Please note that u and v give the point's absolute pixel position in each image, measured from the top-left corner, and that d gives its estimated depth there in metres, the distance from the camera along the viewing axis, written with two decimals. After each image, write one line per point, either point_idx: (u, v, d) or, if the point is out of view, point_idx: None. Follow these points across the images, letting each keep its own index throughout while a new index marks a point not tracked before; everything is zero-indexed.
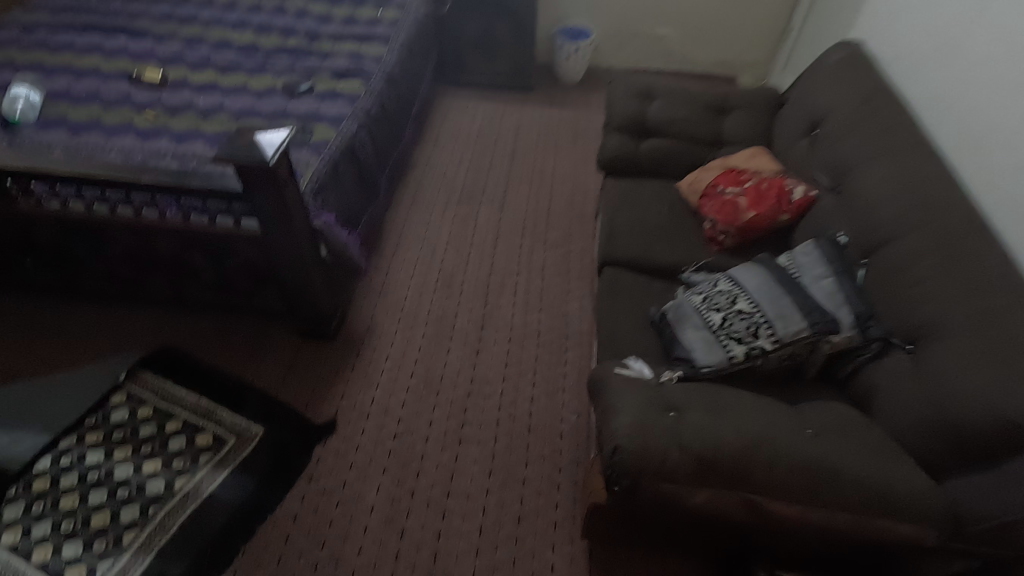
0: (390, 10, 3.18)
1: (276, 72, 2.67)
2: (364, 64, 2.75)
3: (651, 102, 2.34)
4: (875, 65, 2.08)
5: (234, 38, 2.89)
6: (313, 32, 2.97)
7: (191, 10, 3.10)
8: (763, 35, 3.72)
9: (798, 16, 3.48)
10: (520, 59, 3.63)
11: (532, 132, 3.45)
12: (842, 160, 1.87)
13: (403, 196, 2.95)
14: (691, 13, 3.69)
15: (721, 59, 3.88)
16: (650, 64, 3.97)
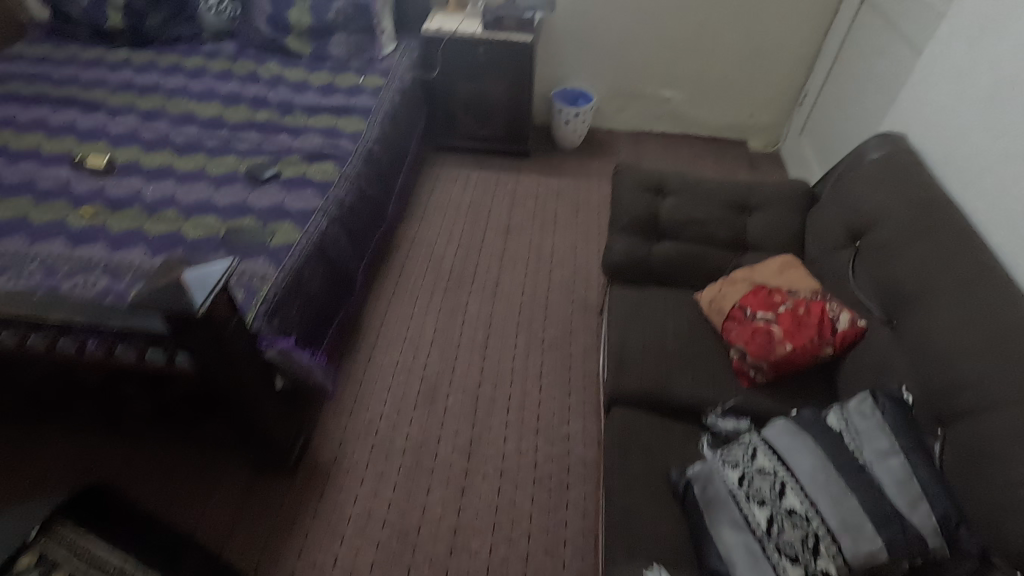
0: (373, 77, 2.92)
1: (240, 152, 2.37)
2: (340, 142, 2.46)
3: (663, 197, 2.05)
4: (926, 165, 1.79)
5: (198, 111, 2.61)
6: (287, 103, 2.70)
7: (154, 77, 2.83)
8: (776, 98, 3.48)
9: (814, 81, 3.25)
10: (514, 124, 3.36)
11: (529, 204, 3.16)
12: (899, 288, 1.56)
13: (383, 284, 2.63)
14: (699, 75, 3.45)
15: (730, 122, 3.64)
16: (655, 126, 3.72)
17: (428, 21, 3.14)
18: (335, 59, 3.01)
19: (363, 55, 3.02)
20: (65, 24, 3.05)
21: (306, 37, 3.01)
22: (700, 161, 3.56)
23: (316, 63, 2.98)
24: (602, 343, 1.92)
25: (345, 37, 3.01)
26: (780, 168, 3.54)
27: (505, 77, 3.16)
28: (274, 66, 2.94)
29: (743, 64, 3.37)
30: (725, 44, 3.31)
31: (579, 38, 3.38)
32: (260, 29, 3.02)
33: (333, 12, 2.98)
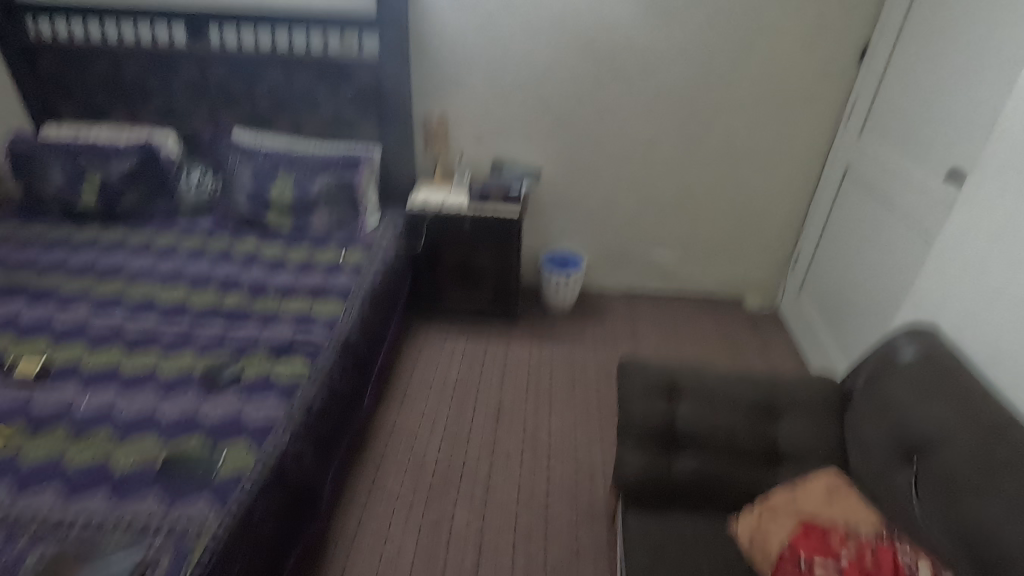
0: (354, 252, 2.79)
1: (198, 347, 2.12)
2: (313, 331, 2.24)
3: (677, 400, 1.80)
4: (975, 370, 1.58)
5: (160, 297, 2.40)
6: (260, 284, 2.52)
7: (119, 258, 2.66)
8: (768, 257, 3.43)
9: (806, 243, 3.20)
10: (503, 291, 3.21)
11: (521, 378, 2.90)
12: (991, 542, 1.25)
13: (355, 490, 2.26)
14: (689, 237, 3.41)
15: (724, 280, 3.55)
16: (648, 285, 3.61)
17: (414, 193, 3.09)
18: (315, 234, 2.91)
19: (345, 229, 2.94)
20: (35, 203, 2.93)
21: (286, 212, 2.92)
22: (697, 321, 3.41)
23: (295, 239, 2.87)
24: (618, 566, 1.64)
25: (327, 211, 2.94)
26: (781, 326, 3.39)
27: (493, 246, 3.07)
28: (251, 243, 2.82)
29: (733, 226, 3.34)
30: (713, 209, 3.30)
31: (567, 205, 3.36)
32: (239, 206, 2.93)
33: (316, 188, 2.93)
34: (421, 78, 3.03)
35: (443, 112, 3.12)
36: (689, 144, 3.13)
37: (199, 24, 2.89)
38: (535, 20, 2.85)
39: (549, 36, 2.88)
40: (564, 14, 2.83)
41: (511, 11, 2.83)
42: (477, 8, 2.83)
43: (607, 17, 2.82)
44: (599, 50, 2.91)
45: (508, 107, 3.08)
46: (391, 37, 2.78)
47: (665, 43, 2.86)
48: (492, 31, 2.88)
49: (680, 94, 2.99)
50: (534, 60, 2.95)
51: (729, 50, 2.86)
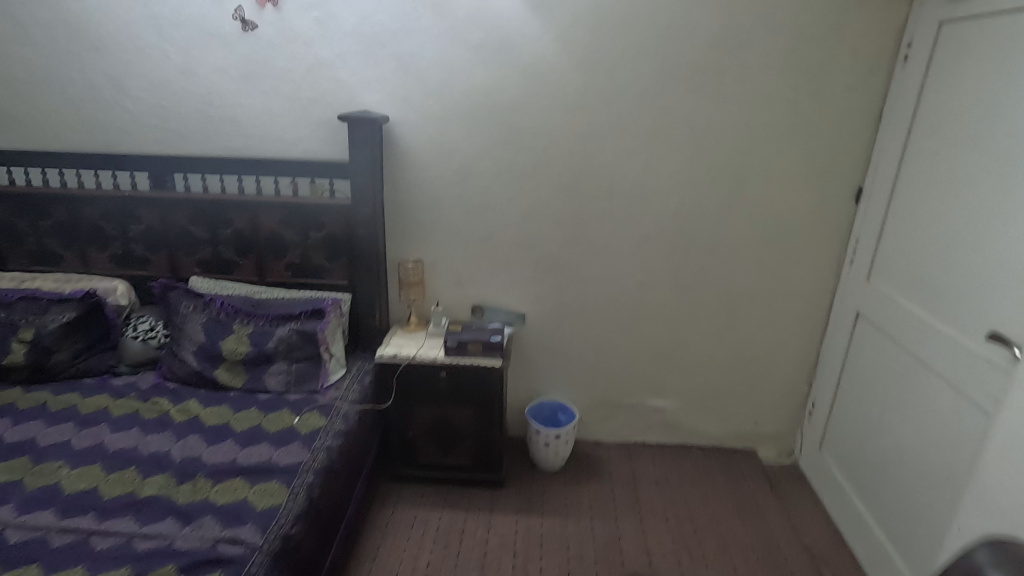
0: (311, 416, 2.44)
1: (94, 562, 1.69)
2: (244, 534, 1.82)
3: None
4: None
5: (67, 485, 2.00)
6: (192, 463, 2.13)
7: (33, 430, 2.28)
8: (782, 406, 3.06)
9: (823, 392, 2.88)
10: (484, 452, 2.80)
11: (506, 566, 2.42)
12: None
13: None
14: (690, 384, 3.08)
15: (734, 431, 3.16)
16: (648, 437, 3.22)
17: (383, 344, 2.79)
18: (270, 394, 2.58)
19: (304, 387, 2.61)
20: None
21: (238, 366, 2.62)
22: (708, 481, 2.97)
23: (244, 401, 2.53)
24: None
25: (284, 365, 2.63)
26: (805, 486, 2.95)
27: (472, 402, 2.71)
28: (194, 407, 2.46)
29: (738, 372, 3.03)
30: (715, 354, 3.00)
31: (554, 351, 3.06)
32: (186, 362, 2.62)
33: (275, 340, 2.64)
34: (394, 222, 2.87)
35: (419, 256, 2.93)
36: (685, 286, 2.88)
37: (163, 172, 2.76)
38: (516, 165, 2.73)
39: (531, 180, 2.75)
40: (547, 159, 2.70)
41: (489, 157, 2.72)
42: (455, 156, 2.74)
43: (592, 161, 2.69)
44: (585, 193, 2.75)
45: (488, 251, 2.90)
46: (363, 184, 2.64)
47: (654, 186, 2.71)
48: (470, 176, 2.77)
49: (672, 236, 2.79)
50: (514, 204, 2.80)
51: (723, 191, 2.70)
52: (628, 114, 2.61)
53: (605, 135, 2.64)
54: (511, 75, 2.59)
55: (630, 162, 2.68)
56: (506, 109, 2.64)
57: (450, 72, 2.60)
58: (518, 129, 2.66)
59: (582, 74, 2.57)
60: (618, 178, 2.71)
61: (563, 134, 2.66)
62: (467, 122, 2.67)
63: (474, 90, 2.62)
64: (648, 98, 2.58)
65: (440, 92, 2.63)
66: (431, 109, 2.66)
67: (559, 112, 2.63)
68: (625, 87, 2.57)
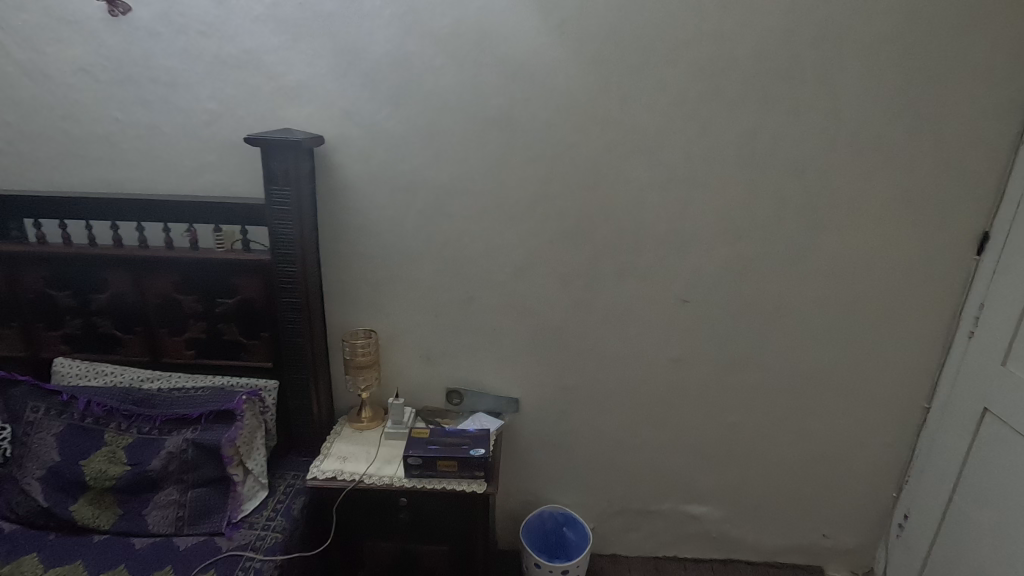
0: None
1: None
2: None
3: None
4: None
5: None
6: None
7: None
8: (858, 513, 2.32)
9: (924, 505, 2.13)
10: None
11: None
12: None
13: None
14: (738, 487, 2.32)
15: (794, 544, 2.40)
16: (680, 550, 2.45)
17: (320, 452, 2.00)
18: (151, 540, 1.79)
19: (203, 526, 1.82)
20: None
21: (109, 497, 1.83)
22: None
23: (109, 555, 1.73)
24: None
25: (176, 495, 1.84)
26: None
27: (446, 534, 1.94)
28: (29, 569, 1.66)
29: (803, 473, 2.27)
30: (773, 450, 2.24)
31: (558, 446, 2.29)
32: (30, 492, 1.81)
33: (162, 457, 1.85)
34: (337, 281, 2.08)
35: (374, 325, 2.15)
36: (735, 365, 2.12)
37: (5, 215, 1.96)
38: (503, 205, 1.96)
39: (525, 224, 1.98)
40: (547, 195, 1.94)
41: (467, 194, 1.96)
42: (418, 192, 1.97)
43: (610, 200, 1.93)
44: (601, 242, 1.98)
45: (468, 319, 2.13)
46: (283, 233, 1.85)
47: (697, 232, 1.95)
48: (441, 219, 2.00)
49: (719, 299, 2.03)
50: (502, 255, 2.03)
51: (792, 240, 1.95)
52: (661, 134, 1.85)
53: (629, 161, 1.89)
54: (494, 80, 1.83)
55: (664, 199, 1.92)
56: (489, 128, 1.87)
57: (409, 76, 1.83)
58: (506, 154, 1.90)
59: (596, 77, 1.81)
60: (646, 222, 1.95)
61: (570, 163, 1.90)
62: (434, 146, 1.91)
63: (442, 100, 1.85)
64: (689, 111, 1.83)
65: (395, 104, 1.86)
66: (383, 128, 1.89)
67: (563, 131, 1.87)
68: (656, 97, 1.82)
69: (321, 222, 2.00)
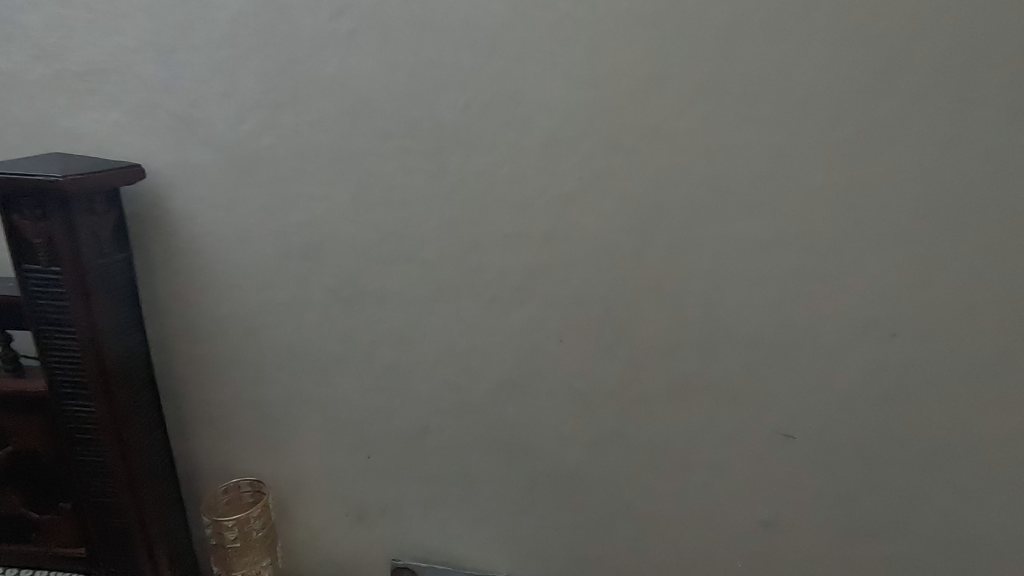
0: None
1: None
2: None
3: None
4: None
5: None
6: None
7: None
8: None
9: None
10: None
11: None
12: None
13: None
14: None
15: None
16: None
17: None
18: None
19: None
20: None
21: None
22: None
23: None
24: None
25: None
26: None
27: None
28: None
29: None
30: None
31: None
32: None
33: None
34: (204, 403, 1.25)
35: (269, 470, 1.30)
36: (877, 545, 1.24)
37: None
38: (477, 281, 1.11)
39: (516, 313, 1.13)
40: (556, 265, 1.09)
41: (413, 264, 1.10)
42: (326, 260, 1.11)
43: (667, 272, 1.08)
44: (649, 341, 1.13)
45: (423, 460, 1.28)
46: (57, 344, 0.99)
47: (821, 327, 1.10)
48: (370, 305, 1.14)
49: (851, 437, 1.18)
50: (476, 363, 1.18)
51: (992, 342, 1.09)
52: (766, 157, 1.01)
53: (702, 206, 1.04)
54: (455, 63, 0.98)
55: (763, 272, 1.07)
56: (447, 150, 1.02)
57: (294, 56, 0.98)
58: (481, 195, 1.05)
59: (646, 57, 0.97)
60: (730, 310, 1.10)
61: (597, 209, 1.05)
62: (349, 182, 1.05)
63: (360, 99, 1.00)
64: (820, 115, 0.98)
65: (274, 105, 1.01)
66: (256, 150, 1.04)
67: (584, 151, 1.02)
68: (759, 91, 0.98)
69: (162, 309, 1.16)
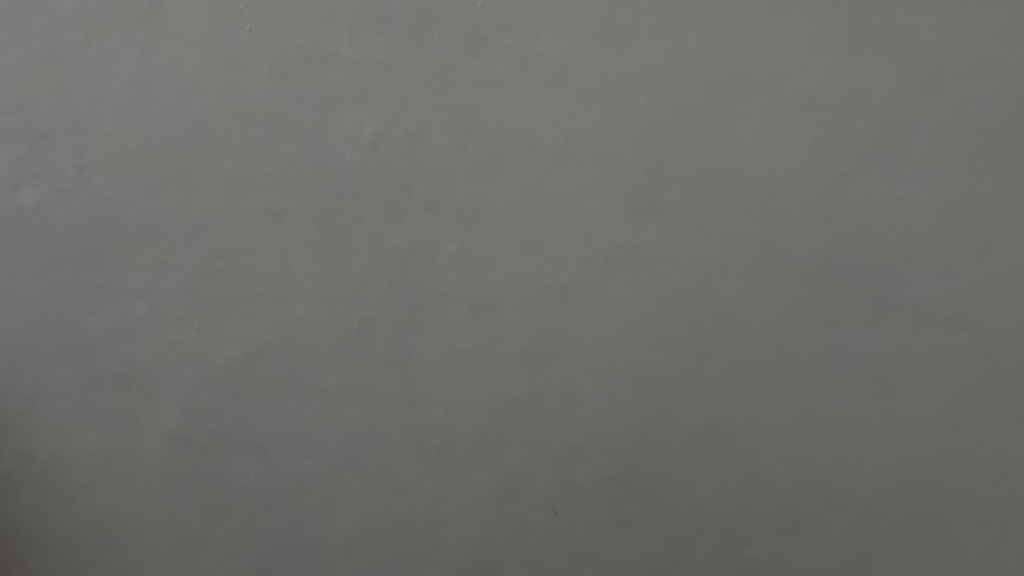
0: None
1: None
2: None
3: None
4: None
5: None
6: None
7: None
8: None
9: None
10: None
11: None
12: None
13: None
14: None
15: None
16: None
17: None
18: None
19: None
20: None
21: None
22: None
23: None
24: None
25: None
26: None
27: None
28: None
29: None
30: None
31: None
32: None
33: None
34: None
35: None
36: None
37: None
38: (421, 415, 0.67)
39: (487, 466, 0.68)
40: (540, 401, 0.65)
41: (311, 390, 0.66)
42: (163, 386, 0.67)
43: (738, 405, 0.64)
44: (707, 516, 0.68)
45: None
46: None
47: (992, 499, 0.64)
48: (244, 454, 0.69)
49: None
50: (422, 552, 0.70)
51: None
52: (899, 226, 0.58)
53: (785, 304, 0.60)
54: (361, 57, 0.57)
55: (899, 405, 0.63)
56: (358, 205, 0.59)
57: (71, 47, 0.56)
58: (420, 280, 0.61)
59: (697, 44, 0.56)
60: (843, 465, 0.66)
61: (615, 310, 0.61)
62: (188, 262, 0.61)
63: (185, 122, 0.57)
64: (1003, 139, 0.57)
65: (35, 134, 0.57)
66: (8, 211, 0.59)
67: (595, 206, 0.58)
68: (896, 100, 0.57)
69: None
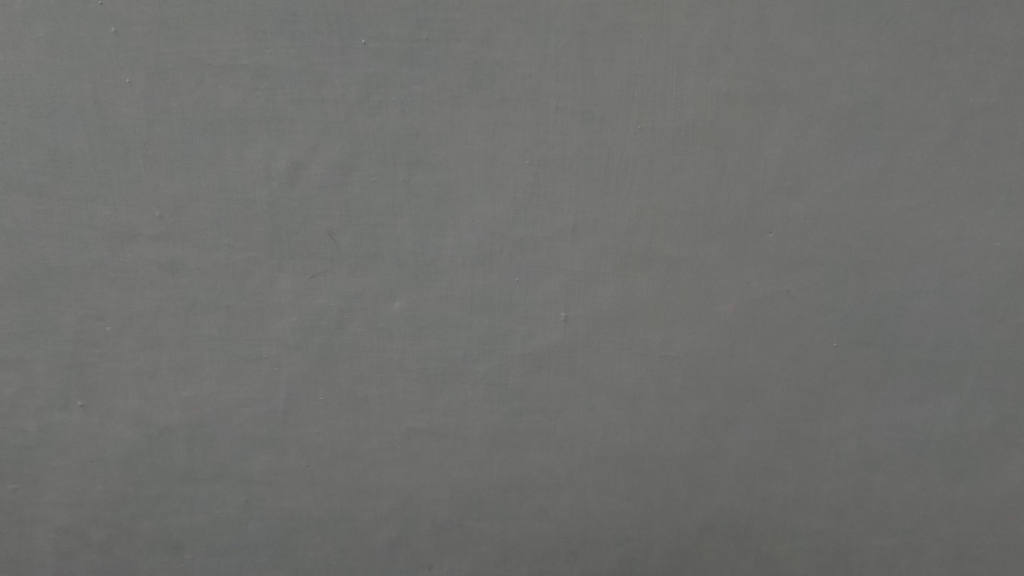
0: None
1: None
2: None
3: None
4: None
5: None
6: None
7: None
8: None
9: None
10: None
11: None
12: None
13: None
14: None
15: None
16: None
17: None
18: None
19: None
20: None
21: None
22: None
23: None
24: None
25: None
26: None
27: None
28: None
29: None
30: None
31: None
32: None
33: None
34: (146, 472, 1.35)
35: (205, 530, 1.38)
36: (757, 541, 1.42)
37: None
38: (414, 335, 1.31)
39: (457, 351, 1.32)
40: (476, 320, 1.30)
41: (419, 289, 1.29)
42: (282, 324, 1.29)
43: (582, 313, 1.31)
44: (573, 351, 1.32)
45: (349, 508, 1.38)
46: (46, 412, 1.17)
47: (694, 360, 1.33)
48: (369, 344, 1.31)
49: (735, 451, 1.38)
50: (422, 385, 1.33)
51: (847, 361, 1.34)
52: (647, 229, 1.27)
53: (604, 260, 1.28)
54: (302, 85, 1.20)
55: (650, 308, 1.30)
56: (394, 222, 1.25)
57: (273, 128, 1.21)
58: (417, 260, 1.27)
59: (569, 125, 1.22)
60: (621, 344, 1.32)
61: (520, 272, 1.28)
62: (360, 209, 1.25)
63: (285, 159, 1.23)
64: (776, 90, 1.21)
65: (226, 192, 1.24)
66: (219, 229, 1.25)
67: (568, 153, 1.23)
68: (661, 162, 1.24)
69: (111, 394, 1.31)
